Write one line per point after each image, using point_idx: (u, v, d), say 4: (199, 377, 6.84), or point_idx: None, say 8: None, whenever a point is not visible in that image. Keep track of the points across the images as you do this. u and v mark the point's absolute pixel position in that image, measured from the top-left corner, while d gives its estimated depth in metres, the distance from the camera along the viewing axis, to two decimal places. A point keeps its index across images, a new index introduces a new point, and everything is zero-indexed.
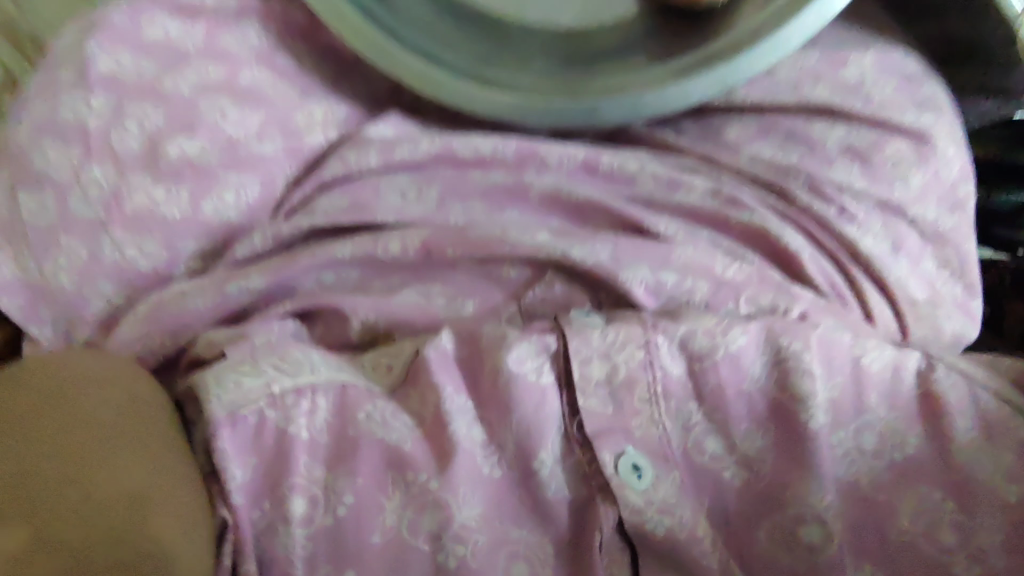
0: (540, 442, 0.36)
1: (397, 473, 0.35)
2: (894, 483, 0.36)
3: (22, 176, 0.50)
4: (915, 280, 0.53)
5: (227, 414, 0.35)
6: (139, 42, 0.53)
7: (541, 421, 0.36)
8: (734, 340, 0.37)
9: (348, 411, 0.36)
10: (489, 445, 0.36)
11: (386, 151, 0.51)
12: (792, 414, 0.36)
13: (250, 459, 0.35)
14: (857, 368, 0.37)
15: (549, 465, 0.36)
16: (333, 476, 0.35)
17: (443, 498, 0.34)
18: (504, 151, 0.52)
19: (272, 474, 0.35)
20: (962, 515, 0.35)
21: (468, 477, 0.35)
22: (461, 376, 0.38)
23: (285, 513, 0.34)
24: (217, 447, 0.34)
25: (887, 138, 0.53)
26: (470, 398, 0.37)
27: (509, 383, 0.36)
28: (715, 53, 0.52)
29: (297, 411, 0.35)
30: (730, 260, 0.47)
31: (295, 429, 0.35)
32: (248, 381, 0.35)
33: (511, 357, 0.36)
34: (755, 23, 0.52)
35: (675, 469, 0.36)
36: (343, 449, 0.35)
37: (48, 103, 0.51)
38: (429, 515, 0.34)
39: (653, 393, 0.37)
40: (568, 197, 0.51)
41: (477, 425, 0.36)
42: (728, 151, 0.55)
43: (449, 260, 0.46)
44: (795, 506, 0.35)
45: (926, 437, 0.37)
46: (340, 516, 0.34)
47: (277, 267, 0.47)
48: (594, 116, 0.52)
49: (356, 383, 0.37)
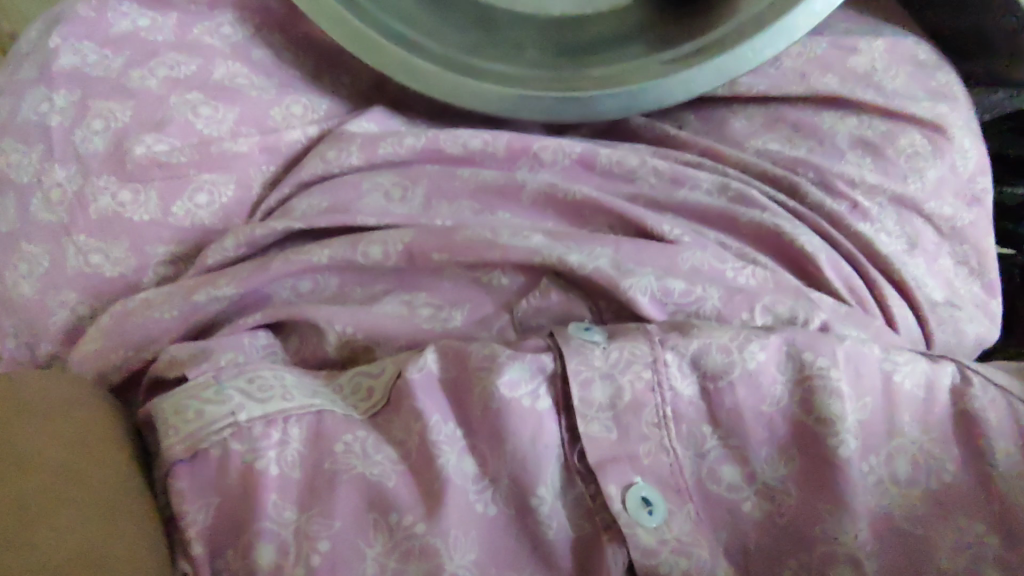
0: (537, 475, 0.32)
1: (378, 513, 0.31)
2: (933, 513, 0.32)
3: None
4: (932, 280, 0.49)
5: (185, 450, 0.31)
6: (104, 36, 0.50)
7: (539, 453, 0.32)
8: (752, 356, 0.34)
9: (323, 442, 0.32)
10: (482, 479, 0.32)
11: (369, 147, 0.48)
12: (820, 438, 0.33)
13: (211, 500, 0.31)
14: (889, 386, 0.34)
15: (549, 501, 0.32)
16: (306, 518, 0.30)
17: (431, 544, 0.30)
18: (494, 148, 0.48)
19: (235, 516, 0.31)
20: (1007, 551, 0.32)
21: (457, 517, 0.31)
22: (446, 399, 0.34)
23: (251, 562, 0.30)
24: (175, 488, 0.31)
25: (901, 129, 0.50)
26: (459, 426, 0.33)
27: (501, 411, 0.32)
28: (719, 39, 0.49)
29: (266, 442, 0.32)
30: (741, 264, 0.43)
31: (264, 463, 0.31)
32: (211, 409, 0.32)
33: (502, 382, 0.33)
34: (759, 8, 0.48)
35: (688, 502, 0.33)
36: (317, 483, 0.31)
37: (11, 102, 0.49)
38: (415, 563, 0.30)
39: (661, 416, 0.34)
40: (563, 196, 0.47)
41: (467, 457, 0.33)
42: (731, 145, 0.52)
43: (435, 267, 0.43)
44: (826, 545, 0.32)
45: (963, 460, 0.33)
46: (314, 565, 0.29)
47: (248, 274, 0.43)
48: (590, 110, 0.49)
49: (332, 409, 0.33)
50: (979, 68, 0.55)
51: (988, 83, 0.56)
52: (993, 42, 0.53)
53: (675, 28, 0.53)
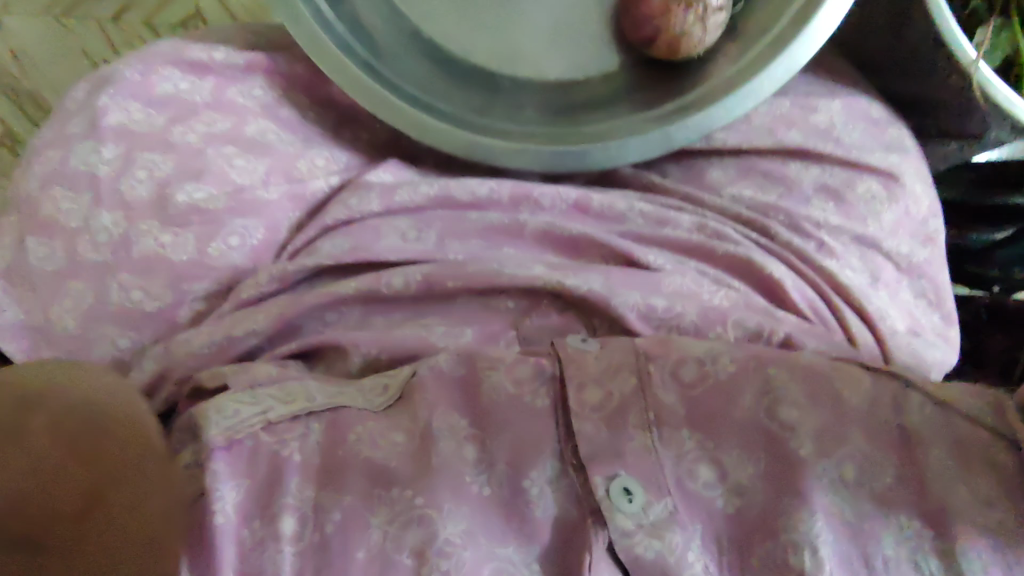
0: (531, 461, 0.37)
1: (382, 489, 0.35)
2: (876, 510, 0.36)
3: (33, 224, 0.52)
4: (896, 310, 0.54)
5: (223, 440, 0.35)
6: (149, 96, 0.55)
7: (535, 440, 0.37)
8: (724, 366, 0.40)
9: (338, 431, 0.37)
10: (480, 464, 0.37)
11: (386, 195, 0.54)
12: (781, 443, 0.37)
13: (242, 482, 0.35)
14: (839, 399, 0.39)
15: (539, 484, 0.36)
16: (323, 494, 0.35)
17: (427, 514, 0.34)
18: (499, 194, 0.54)
19: (264, 493, 0.35)
20: (940, 543, 0.35)
21: (451, 494, 0.35)
22: (458, 397, 0.39)
23: (276, 531, 0.34)
24: (211, 469, 0.34)
25: (858, 177, 0.56)
26: (467, 419, 0.38)
27: (508, 402, 0.38)
28: (689, 102, 0.56)
29: (290, 435, 0.37)
30: (715, 288, 0.50)
31: (288, 452, 0.36)
32: (245, 409, 0.36)
33: (509, 376, 0.39)
34: (726, 79, 0.55)
35: (666, 496, 0.37)
36: (332, 467, 0.36)
37: (61, 154, 0.54)
38: (413, 531, 0.34)
39: (647, 420, 0.39)
40: (560, 232, 0.52)
41: (470, 444, 0.37)
42: (710, 192, 0.58)
43: (449, 293, 0.49)
44: (787, 533, 0.35)
45: (903, 466, 0.37)
46: (327, 532, 0.34)
47: (285, 308, 0.48)
48: (582, 160, 0.55)
49: (349, 405, 0.38)
50: (930, 121, 0.61)
51: (941, 135, 0.62)
52: (938, 100, 0.59)
53: (657, 90, 0.59)
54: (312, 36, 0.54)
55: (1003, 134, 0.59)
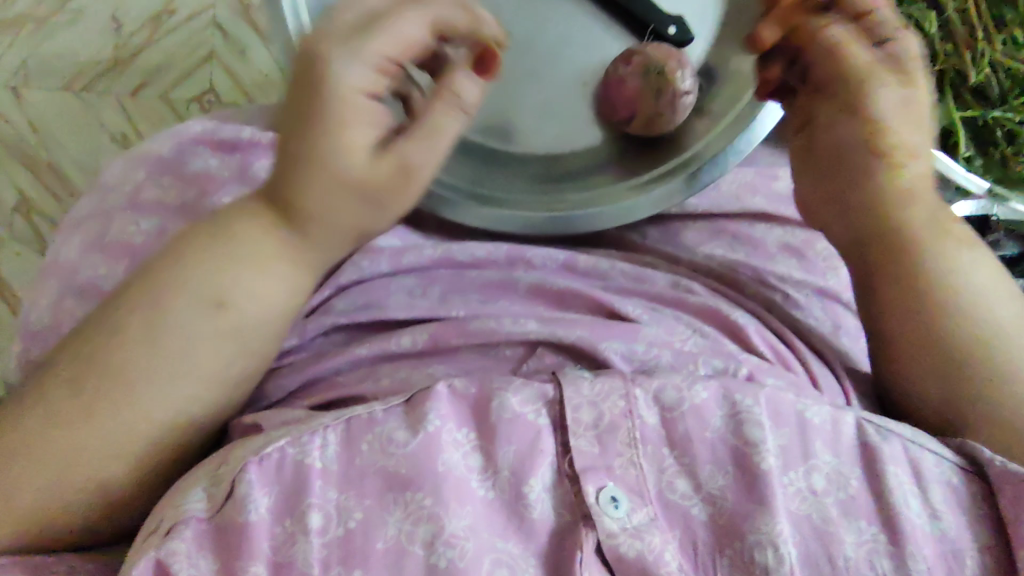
0: (531, 471, 0.42)
1: (396, 491, 0.40)
2: (840, 517, 0.42)
3: (74, 289, 0.59)
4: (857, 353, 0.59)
5: (254, 454, 0.41)
6: (181, 173, 0.61)
7: (535, 454, 0.42)
8: (697, 394, 0.43)
9: (354, 441, 0.42)
10: (485, 471, 0.42)
11: (395, 257, 0.58)
12: (747, 457, 0.42)
13: (273, 488, 0.41)
14: (803, 421, 0.44)
15: (537, 492, 0.41)
16: (345, 496, 0.41)
17: (435, 512, 0.40)
18: (496, 255, 0.60)
19: (292, 494, 0.41)
20: (892, 545, 0.41)
21: (457, 494, 0.40)
22: (463, 414, 0.43)
23: (305, 525, 0.40)
24: (245, 478, 0.40)
25: (818, 235, 0.62)
26: (473, 433, 0.43)
27: (513, 420, 0.42)
28: (681, 166, 0.61)
29: (311, 445, 0.41)
30: (685, 335, 0.54)
31: (310, 459, 0.41)
32: (272, 433, 0.42)
33: (513, 398, 0.43)
34: (711, 152, 0.61)
35: (647, 504, 0.42)
36: (352, 474, 0.41)
37: (101, 226, 0.60)
38: (424, 525, 0.39)
39: (632, 437, 0.43)
40: (551, 287, 0.57)
41: (475, 455, 0.42)
42: (685, 251, 0.63)
43: (452, 347, 0.53)
44: (752, 533, 0.41)
45: (866, 483, 0.43)
46: (351, 527, 0.40)
47: (308, 364, 0.54)
48: (568, 224, 0.61)
49: (357, 413, 0.43)
50: None
51: None
52: None
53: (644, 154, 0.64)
54: None
55: None
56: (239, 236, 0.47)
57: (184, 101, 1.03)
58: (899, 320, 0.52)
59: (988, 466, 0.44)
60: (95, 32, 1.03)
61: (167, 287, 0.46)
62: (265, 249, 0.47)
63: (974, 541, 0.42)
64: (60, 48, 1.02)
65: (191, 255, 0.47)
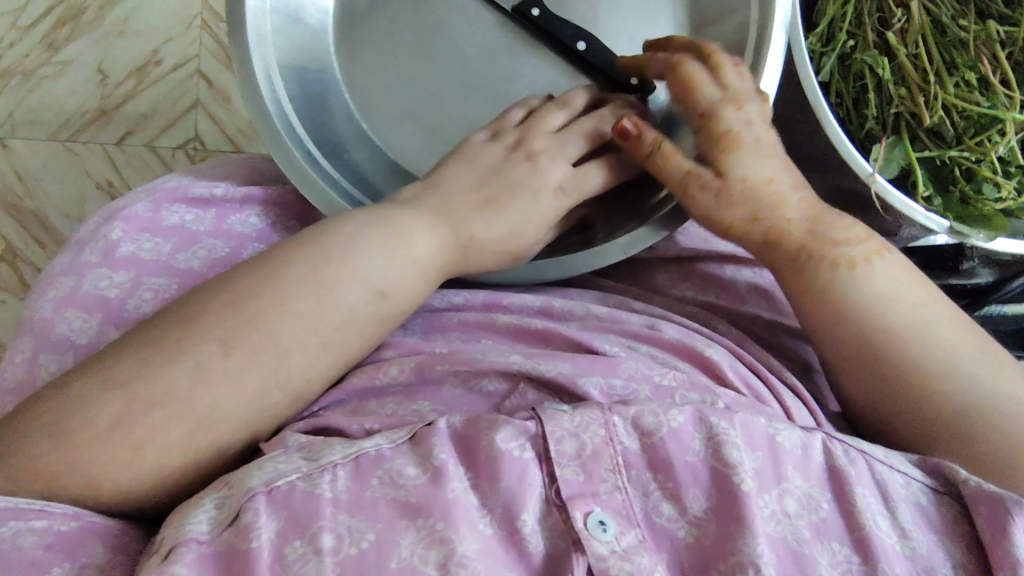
0: (523, 504, 0.44)
1: (410, 518, 0.43)
2: (814, 536, 0.45)
3: (49, 344, 0.59)
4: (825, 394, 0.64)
5: (264, 485, 0.44)
6: (158, 227, 0.64)
7: (524, 488, 0.44)
8: (673, 418, 0.46)
9: (364, 476, 0.45)
10: (483, 508, 0.44)
11: None
12: (728, 478, 0.45)
13: (280, 515, 0.43)
14: (774, 444, 0.47)
15: (530, 524, 0.44)
16: (357, 520, 0.43)
17: (447, 535, 0.42)
18: (473, 300, 0.62)
19: (300, 522, 0.43)
20: (863, 566, 0.44)
21: (467, 520, 0.43)
22: (459, 449, 0.46)
23: (317, 545, 0.42)
24: (255, 506, 0.43)
25: None
26: (466, 471, 0.45)
27: (498, 457, 0.45)
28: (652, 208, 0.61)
29: (321, 479, 0.44)
30: (664, 370, 0.56)
31: (320, 490, 0.44)
32: (283, 465, 0.45)
33: (498, 437, 0.45)
34: None
35: (636, 528, 0.44)
36: (363, 502, 0.44)
37: (74, 281, 0.62)
38: (437, 548, 0.42)
39: (615, 463, 0.46)
40: (530, 327, 0.60)
41: (473, 492, 0.44)
42: (657, 290, 0.67)
43: (439, 378, 0.55)
44: (735, 556, 0.43)
45: (835, 507, 0.46)
46: (364, 547, 0.42)
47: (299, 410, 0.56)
48: (539, 270, 0.62)
49: (367, 449, 0.46)
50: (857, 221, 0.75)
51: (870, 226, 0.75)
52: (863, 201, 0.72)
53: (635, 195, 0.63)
54: (304, 176, 0.62)
55: (913, 231, 0.72)
56: (410, 234, 0.55)
57: (170, 150, 1.06)
58: (828, 339, 0.57)
59: (963, 486, 0.46)
60: (80, 85, 1.05)
61: (336, 270, 0.52)
62: (423, 250, 0.55)
63: (947, 561, 0.45)
64: (46, 102, 1.05)
65: (359, 245, 0.53)
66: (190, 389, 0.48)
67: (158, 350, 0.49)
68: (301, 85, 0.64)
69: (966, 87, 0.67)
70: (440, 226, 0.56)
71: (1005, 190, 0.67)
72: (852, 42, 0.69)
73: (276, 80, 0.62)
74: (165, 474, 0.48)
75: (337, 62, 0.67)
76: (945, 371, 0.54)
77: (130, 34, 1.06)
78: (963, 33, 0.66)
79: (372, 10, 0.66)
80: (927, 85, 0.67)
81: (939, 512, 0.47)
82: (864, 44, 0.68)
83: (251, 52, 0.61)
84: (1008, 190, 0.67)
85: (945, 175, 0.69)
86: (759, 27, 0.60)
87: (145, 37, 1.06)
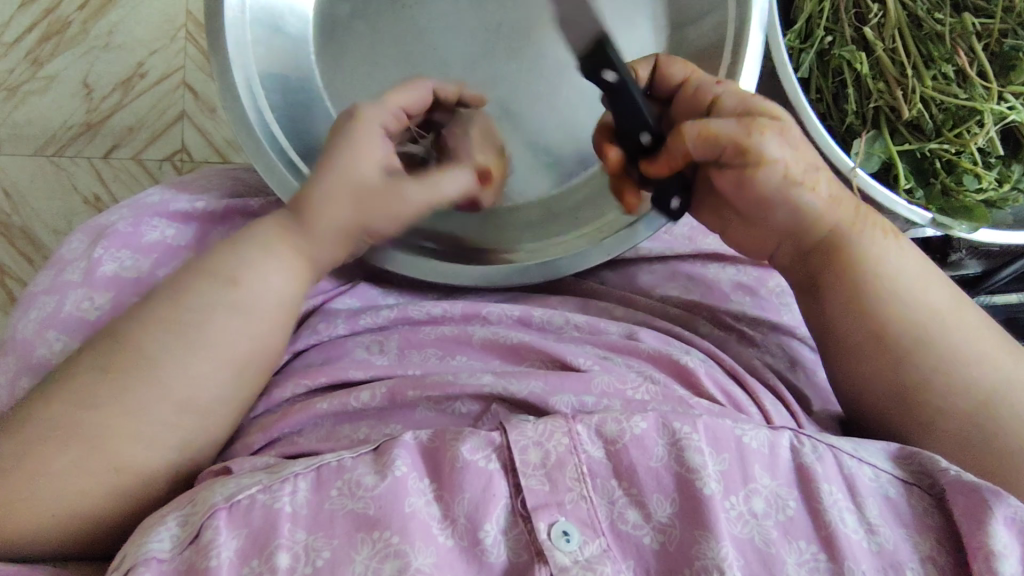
0: (485, 515, 0.44)
1: (364, 531, 0.43)
2: (781, 536, 0.45)
3: (31, 366, 0.60)
4: (813, 391, 0.62)
5: (224, 499, 0.44)
6: (139, 245, 0.64)
7: (488, 499, 0.45)
8: (636, 425, 0.47)
9: (323, 488, 0.45)
10: (444, 520, 0.44)
11: (351, 319, 0.61)
12: (692, 485, 0.45)
13: (240, 531, 0.43)
14: (742, 446, 0.47)
15: (492, 534, 0.44)
16: (314, 537, 0.43)
17: (403, 548, 0.42)
18: (451, 311, 0.62)
19: (257, 539, 0.43)
20: (831, 563, 0.44)
21: (422, 533, 0.43)
22: (423, 464, 0.46)
23: (272, 564, 0.42)
24: (215, 524, 0.43)
25: (768, 274, 0.66)
26: (429, 482, 0.45)
27: (463, 468, 0.45)
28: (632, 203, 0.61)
29: (281, 491, 0.45)
30: (638, 383, 0.55)
31: (279, 504, 0.44)
32: (246, 479, 0.46)
33: (464, 447, 0.46)
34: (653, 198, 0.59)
35: (600, 536, 0.45)
36: (322, 518, 0.44)
37: (56, 301, 0.62)
38: (391, 561, 0.42)
39: (580, 472, 0.46)
40: (504, 340, 0.59)
41: (434, 504, 0.45)
42: (641, 293, 0.66)
43: (410, 401, 0.55)
44: (700, 560, 0.43)
45: (802, 500, 0.46)
46: (318, 566, 0.42)
47: (273, 423, 0.56)
48: (520, 273, 0.62)
49: (327, 461, 0.46)
50: None
51: None
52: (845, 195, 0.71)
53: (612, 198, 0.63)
54: (285, 181, 0.62)
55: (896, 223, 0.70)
56: (246, 237, 0.56)
57: (157, 162, 1.06)
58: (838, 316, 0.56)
59: (942, 476, 0.46)
60: (67, 100, 1.05)
61: (177, 283, 0.54)
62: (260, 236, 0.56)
63: (914, 554, 0.45)
64: (32, 117, 1.05)
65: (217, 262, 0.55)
66: (67, 416, 0.50)
67: (49, 390, 0.51)
68: (286, 94, 0.65)
69: (944, 80, 0.67)
70: (278, 221, 0.56)
71: (986, 181, 0.67)
72: (830, 38, 0.69)
73: (258, 91, 0.62)
74: (71, 505, 0.49)
75: (318, 70, 0.67)
76: (953, 355, 0.54)
77: (114, 47, 1.05)
78: (939, 27, 0.66)
79: (352, 17, 0.66)
80: (906, 79, 0.67)
81: (909, 506, 0.47)
82: (842, 40, 0.69)
83: (233, 64, 0.61)
84: (988, 181, 0.67)
85: (926, 168, 0.69)
86: (737, 26, 0.59)
87: (130, 50, 1.05)
